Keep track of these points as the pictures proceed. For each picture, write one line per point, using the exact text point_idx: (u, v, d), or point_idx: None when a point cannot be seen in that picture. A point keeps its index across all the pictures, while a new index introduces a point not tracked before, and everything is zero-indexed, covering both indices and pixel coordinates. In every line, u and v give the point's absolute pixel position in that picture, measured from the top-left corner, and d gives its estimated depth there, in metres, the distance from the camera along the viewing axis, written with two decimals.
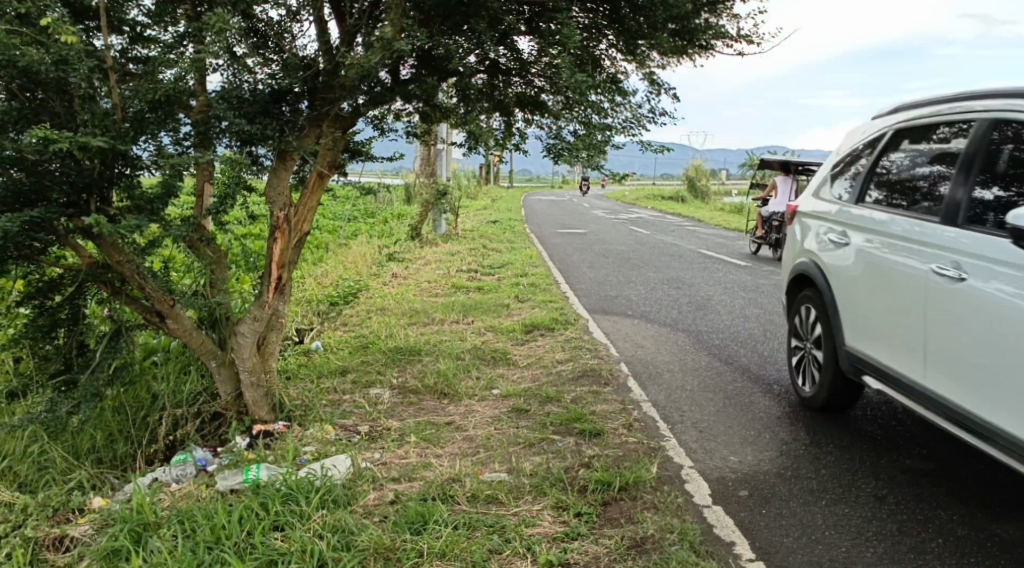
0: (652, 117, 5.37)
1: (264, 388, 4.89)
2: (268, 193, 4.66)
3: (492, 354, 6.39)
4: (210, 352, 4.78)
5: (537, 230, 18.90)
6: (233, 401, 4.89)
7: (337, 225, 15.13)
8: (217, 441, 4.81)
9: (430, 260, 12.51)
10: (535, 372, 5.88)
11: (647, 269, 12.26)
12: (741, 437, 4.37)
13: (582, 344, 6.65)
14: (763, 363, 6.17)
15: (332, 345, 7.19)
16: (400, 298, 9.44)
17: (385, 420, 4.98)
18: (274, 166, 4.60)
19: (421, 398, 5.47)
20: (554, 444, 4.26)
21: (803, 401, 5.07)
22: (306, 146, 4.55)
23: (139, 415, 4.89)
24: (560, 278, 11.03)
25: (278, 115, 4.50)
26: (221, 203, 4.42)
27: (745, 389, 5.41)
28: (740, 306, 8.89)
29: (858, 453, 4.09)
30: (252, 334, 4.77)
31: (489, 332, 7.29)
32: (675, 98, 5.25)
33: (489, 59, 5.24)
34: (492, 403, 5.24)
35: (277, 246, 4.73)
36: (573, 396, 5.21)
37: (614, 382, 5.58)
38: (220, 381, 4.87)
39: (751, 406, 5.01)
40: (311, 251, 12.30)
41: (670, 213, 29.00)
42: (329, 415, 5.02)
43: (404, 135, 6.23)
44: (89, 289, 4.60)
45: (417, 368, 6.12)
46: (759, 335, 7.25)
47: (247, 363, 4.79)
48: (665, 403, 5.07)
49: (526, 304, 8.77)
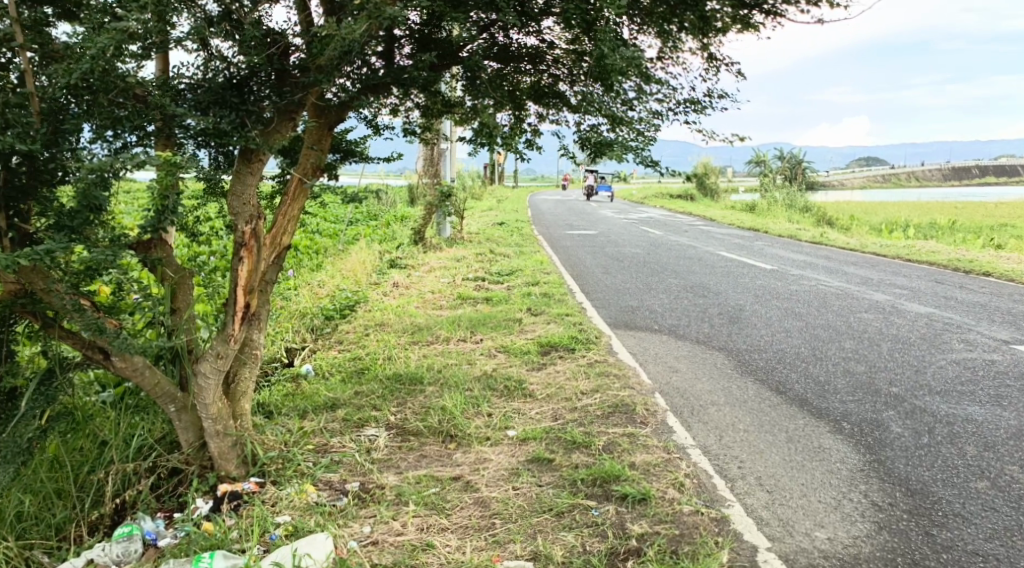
0: (709, 101, 4.50)
1: (233, 437, 4.03)
2: (229, 202, 3.78)
3: (506, 383, 5.50)
4: (167, 396, 3.93)
5: (547, 232, 18.01)
6: (196, 452, 4.04)
7: (337, 229, 14.30)
8: (175, 503, 3.95)
9: (434, 267, 11.64)
10: (557, 407, 4.99)
11: (667, 274, 11.38)
12: (821, 500, 3.55)
13: (608, 369, 5.76)
14: (822, 392, 5.28)
15: (325, 369, 6.34)
16: (401, 311, 8.58)
17: (380, 474, 4.13)
18: (238, 171, 3.71)
19: (422, 442, 4.59)
20: (590, 513, 3.42)
21: (887, 447, 4.22)
22: (275, 143, 3.65)
23: (81, 471, 4.02)
24: (575, 286, 10.18)
25: (240, 103, 3.54)
26: (159, 219, 3.35)
27: (809, 429, 4.54)
28: (779, 319, 7.98)
29: (976, 525, 3.31)
30: (216, 375, 3.90)
31: (501, 354, 6.41)
32: (740, 77, 4.37)
33: (497, 45, 4.59)
34: (507, 450, 4.37)
35: (243, 268, 3.85)
36: (606, 441, 4.34)
37: (652, 420, 4.70)
38: (180, 429, 4.01)
39: (821, 454, 4.13)
40: (308, 258, 11.46)
41: (680, 212, 28.02)
42: (313, 468, 4.15)
43: (399, 134, 5.55)
44: (16, 321, 3.77)
45: (419, 402, 5.25)
46: (810, 356, 6.35)
47: (211, 409, 3.93)
48: (718, 450, 4.21)
49: (539, 318, 7.89)
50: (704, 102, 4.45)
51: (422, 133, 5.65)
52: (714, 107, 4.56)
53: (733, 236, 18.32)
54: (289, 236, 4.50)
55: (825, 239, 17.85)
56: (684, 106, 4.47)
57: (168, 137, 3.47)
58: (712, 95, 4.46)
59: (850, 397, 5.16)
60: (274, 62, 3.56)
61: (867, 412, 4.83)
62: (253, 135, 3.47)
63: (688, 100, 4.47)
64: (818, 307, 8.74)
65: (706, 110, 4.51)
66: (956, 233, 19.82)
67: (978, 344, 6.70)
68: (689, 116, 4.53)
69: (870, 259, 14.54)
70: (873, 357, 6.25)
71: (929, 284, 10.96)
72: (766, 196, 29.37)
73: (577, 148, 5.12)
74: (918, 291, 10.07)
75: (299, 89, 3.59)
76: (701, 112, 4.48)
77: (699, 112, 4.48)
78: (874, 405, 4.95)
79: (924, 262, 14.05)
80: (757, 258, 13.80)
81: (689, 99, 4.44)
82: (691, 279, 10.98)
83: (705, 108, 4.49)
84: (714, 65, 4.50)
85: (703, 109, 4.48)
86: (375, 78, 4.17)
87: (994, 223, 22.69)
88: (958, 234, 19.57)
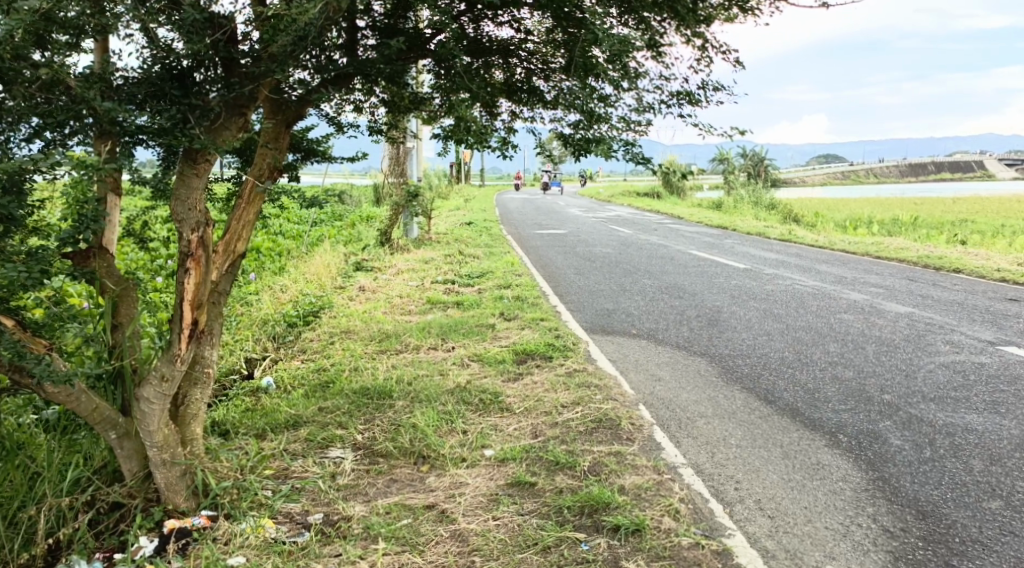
0: (703, 93, 4.24)
1: (181, 466, 3.71)
2: (173, 207, 3.38)
3: (481, 396, 5.17)
4: (106, 422, 3.60)
5: (516, 231, 17.69)
6: (139, 483, 3.73)
7: (302, 230, 13.84)
8: (116, 543, 3.57)
9: (402, 269, 11.26)
10: (536, 422, 4.67)
11: (640, 275, 11.13)
12: (827, 526, 3.36)
13: (589, 379, 5.45)
14: (812, 401, 5.02)
15: (287, 382, 5.96)
16: (368, 317, 8.19)
17: (346, 504, 3.81)
18: (182, 172, 3.32)
19: (392, 465, 4.26)
20: (580, 548, 3.24)
21: (891, 461, 3.98)
22: (224, 142, 3.29)
23: (9, 508, 3.62)
24: (548, 288, 9.88)
25: (182, 97, 3.17)
26: None
27: (804, 443, 4.27)
28: (758, 321, 7.74)
29: (998, 553, 3.16)
30: (160, 400, 3.52)
31: (474, 363, 6.07)
32: (737, 66, 4.09)
33: (468, 38, 4.29)
34: (484, 473, 4.05)
35: (190, 280, 3.48)
36: (591, 462, 4.04)
37: (639, 436, 4.41)
38: (122, 457, 3.69)
39: (821, 472, 3.87)
40: (271, 261, 11.01)
41: (648, 210, 27.86)
42: (272, 498, 3.84)
43: (363, 131, 5.23)
44: None
45: (387, 419, 4.90)
46: (795, 360, 6.11)
47: (155, 437, 3.57)
48: (711, 468, 3.94)
49: (513, 324, 7.56)
50: (698, 94, 4.17)
51: (387, 130, 5.31)
52: (709, 100, 4.28)
53: (702, 234, 18.16)
54: (244, 243, 4.15)
55: (794, 236, 17.76)
56: (678, 98, 4.18)
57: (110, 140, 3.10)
58: (706, 87, 4.19)
59: (843, 406, 4.91)
60: (221, 50, 3.17)
61: (864, 422, 4.58)
62: (198, 134, 3.10)
63: (681, 92, 4.17)
64: (796, 307, 8.54)
65: (700, 103, 4.23)
66: (921, 229, 19.90)
67: (964, 346, 6.52)
68: (682, 109, 4.24)
69: (840, 256, 14.45)
70: (859, 360, 6.02)
71: (905, 282, 10.84)
72: (732, 193, 29.34)
73: (555, 145, 4.81)
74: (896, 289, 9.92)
75: (249, 81, 3.20)
76: (695, 105, 4.20)
77: (694, 105, 4.20)
78: (869, 414, 4.71)
79: (895, 259, 13.97)
80: (730, 257, 13.60)
81: (683, 91, 4.16)
82: (665, 279, 10.75)
83: (699, 100, 4.21)
84: (707, 55, 4.23)
85: (698, 102, 4.20)
86: (339, 68, 3.82)
87: (958, 219, 22.83)
88: (922, 229, 19.65)
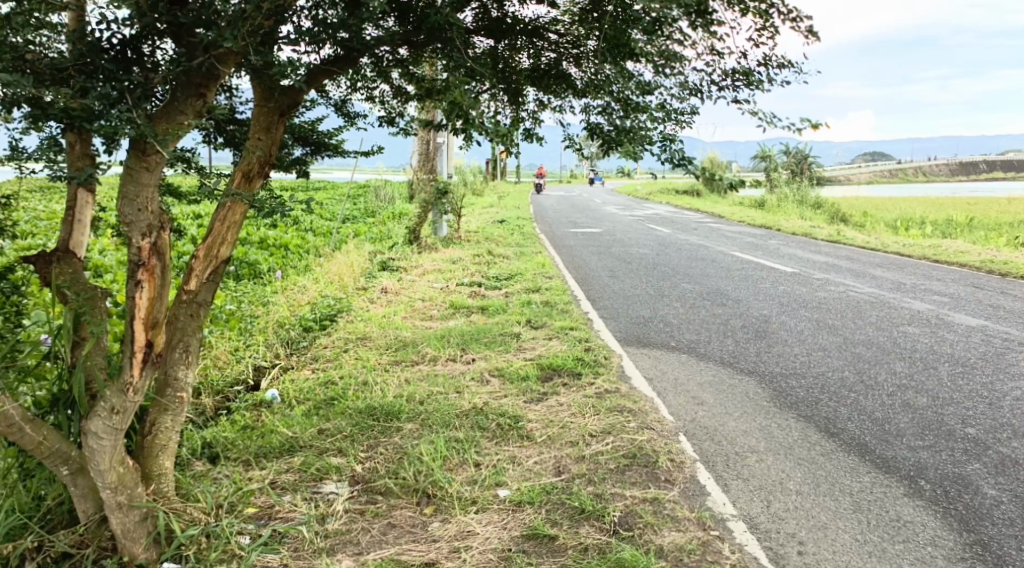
0: (766, 71, 3.57)
1: (141, 509, 3.17)
2: (121, 207, 2.88)
3: (499, 421, 4.54)
4: (55, 457, 3.04)
5: (551, 230, 17.04)
6: (94, 529, 3.20)
7: (329, 227, 13.34)
8: None
9: (428, 270, 10.69)
10: (560, 456, 4.04)
11: (680, 279, 10.41)
12: None
13: (622, 403, 4.80)
14: (882, 434, 4.33)
15: (292, 395, 5.39)
16: (386, 323, 7.60)
17: (332, 560, 3.25)
18: (129, 166, 2.81)
19: (392, 506, 3.66)
20: None
21: (990, 521, 3.35)
22: (164, 127, 2.75)
23: None
24: (581, 293, 9.24)
25: (117, 74, 2.64)
26: None
27: (879, 492, 3.59)
28: (812, 333, 7.02)
29: None
30: (112, 435, 3.00)
31: (494, 380, 5.44)
32: (809, 37, 3.41)
33: (489, 18, 3.75)
34: (498, 521, 3.45)
35: (142, 295, 2.99)
36: (623, 511, 3.42)
37: (679, 477, 3.77)
38: (75, 497, 3.15)
39: (903, 532, 3.27)
40: (294, 258, 10.51)
41: (687, 209, 26.97)
42: (248, 548, 3.30)
43: (375, 124, 4.58)
44: None
45: (391, 446, 4.30)
46: (857, 381, 5.40)
47: (107, 477, 3.03)
48: (767, 523, 3.33)
49: (540, 333, 6.92)
50: (759, 73, 3.51)
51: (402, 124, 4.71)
52: (773, 79, 3.62)
53: (744, 235, 17.31)
54: (230, 247, 3.53)
55: (842, 237, 16.83)
56: (734, 78, 3.53)
57: (81, 130, 2.75)
58: (769, 64, 3.53)
59: (921, 441, 4.22)
60: (163, 13, 2.62)
61: (949, 464, 3.90)
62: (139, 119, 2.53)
63: (740, 70, 3.51)
64: (853, 318, 7.77)
65: (762, 82, 3.57)
66: (977, 230, 18.83)
67: None
68: (740, 91, 3.59)
69: (895, 260, 13.52)
70: (932, 384, 5.29)
71: (970, 289, 9.98)
72: (776, 191, 28.21)
73: (585, 139, 4.06)
74: (962, 298, 9.07)
75: (198, 50, 2.68)
76: (756, 85, 3.54)
77: (753, 86, 3.54)
78: (954, 455, 4.00)
79: (953, 263, 13.04)
80: (777, 259, 12.78)
81: (741, 70, 3.50)
82: (706, 284, 10.03)
83: (761, 80, 3.54)
84: (769, 26, 3.57)
85: (758, 82, 3.54)
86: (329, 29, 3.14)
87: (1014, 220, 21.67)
88: (978, 231, 18.62)
